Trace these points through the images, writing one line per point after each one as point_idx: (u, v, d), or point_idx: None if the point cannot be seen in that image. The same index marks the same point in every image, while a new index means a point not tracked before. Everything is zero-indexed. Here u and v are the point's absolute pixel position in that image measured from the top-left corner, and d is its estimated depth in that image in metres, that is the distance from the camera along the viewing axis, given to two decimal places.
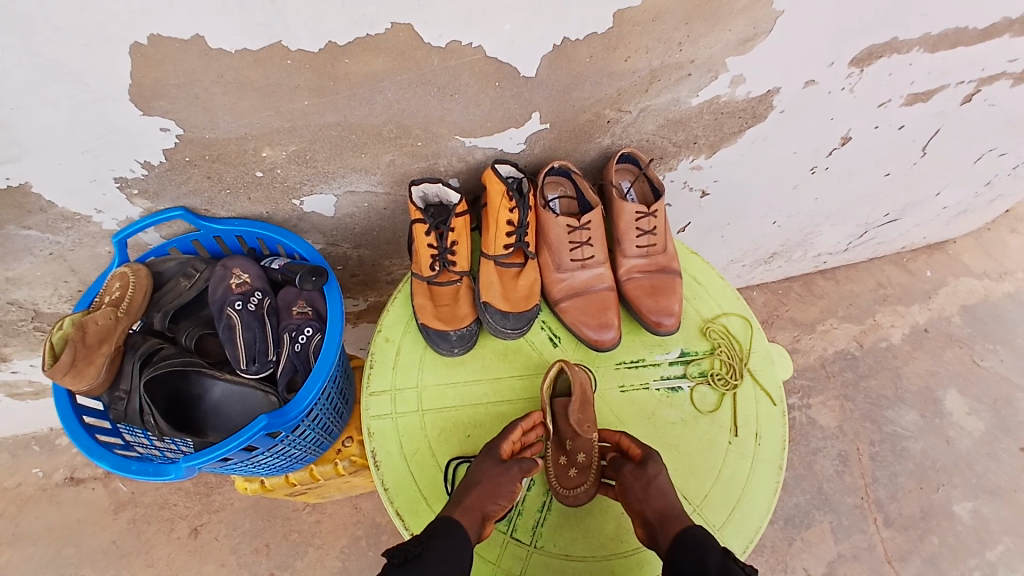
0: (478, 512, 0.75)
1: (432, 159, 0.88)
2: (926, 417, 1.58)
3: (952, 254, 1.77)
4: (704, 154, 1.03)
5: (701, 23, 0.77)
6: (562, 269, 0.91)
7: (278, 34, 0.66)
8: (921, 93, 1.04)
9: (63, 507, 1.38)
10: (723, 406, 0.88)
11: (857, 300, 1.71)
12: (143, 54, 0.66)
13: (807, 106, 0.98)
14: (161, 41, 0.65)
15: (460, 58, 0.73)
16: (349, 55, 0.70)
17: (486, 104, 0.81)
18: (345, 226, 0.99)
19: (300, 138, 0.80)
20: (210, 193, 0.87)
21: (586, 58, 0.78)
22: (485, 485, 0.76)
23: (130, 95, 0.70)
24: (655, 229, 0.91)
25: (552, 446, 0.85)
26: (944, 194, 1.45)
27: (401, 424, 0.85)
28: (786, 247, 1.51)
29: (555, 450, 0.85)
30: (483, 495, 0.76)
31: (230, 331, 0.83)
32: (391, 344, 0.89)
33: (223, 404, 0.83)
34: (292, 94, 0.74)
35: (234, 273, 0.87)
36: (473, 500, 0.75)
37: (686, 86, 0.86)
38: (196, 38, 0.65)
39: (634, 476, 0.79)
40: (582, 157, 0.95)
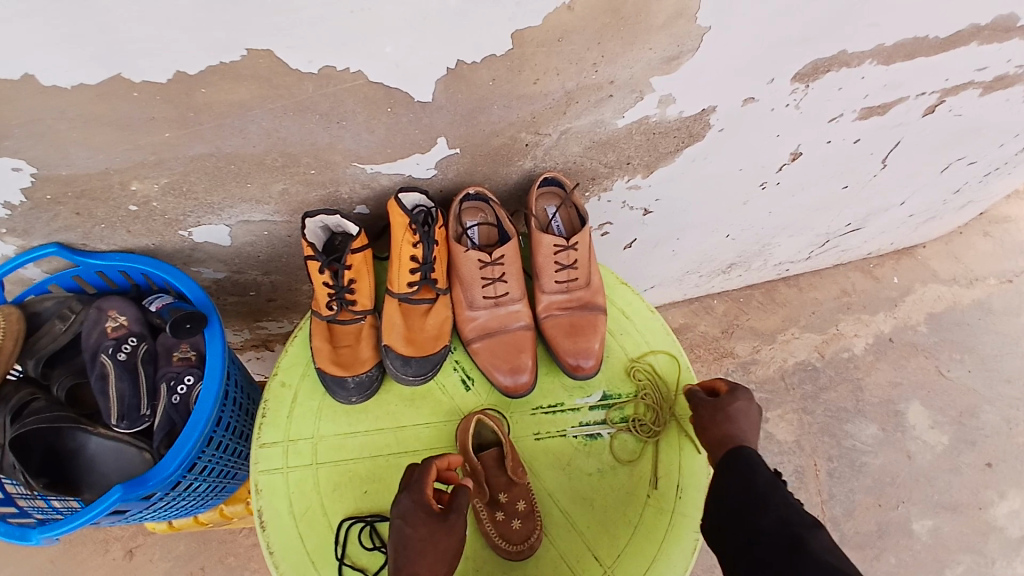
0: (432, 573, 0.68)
1: (331, 187, 0.80)
2: (887, 431, 1.53)
3: (920, 259, 1.70)
4: (640, 173, 0.95)
5: (616, 41, 0.68)
6: (474, 306, 0.85)
7: (117, 65, 0.57)
8: (877, 106, 0.96)
9: None
10: (643, 455, 0.83)
11: (820, 308, 1.64)
12: None
13: (748, 121, 0.89)
14: None
15: (339, 84, 0.64)
16: (206, 84, 0.61)
17: (382, 131, 0.72)
18: (247, 254, 0.91)
19: (172, 170, 0.71)
20: (84, 228, 0.78)
21: (488, 80, 0.69)
22: (429, 552, 0.68)
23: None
24: (575, 263, 0.84)
25: (486, 503, 0.77)
26: (908, 203, 1.38)
27: (293, 479, 0.78)
28: (743, 258, 1.43)
29: (490, 506, 0.77)
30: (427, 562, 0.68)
31: (102, 381, 0.78)
32: (288, 389, 0.83)
33: (98, 460, 0.76)
34: (149, 127, 0.65)
35: (108, 316, 0.80)
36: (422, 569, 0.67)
37: (609, 107, 0.78)
38: (27, 79, 0.57)
39: (705, 404, 0.79)
40: (503, 180, 0.87)
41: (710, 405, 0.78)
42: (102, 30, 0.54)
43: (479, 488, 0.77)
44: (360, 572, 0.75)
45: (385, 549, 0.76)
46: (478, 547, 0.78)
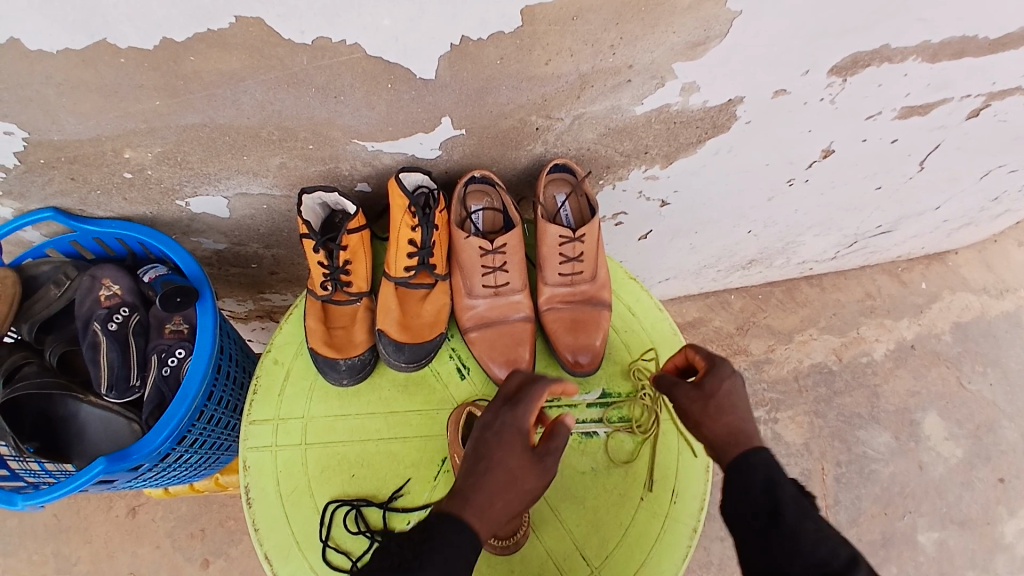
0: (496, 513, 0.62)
1: (330, 163, 0.77)
2: (900, 440, 1.47)
3: (954, 265, 1.62)
4: (658, 164, 0.90)
5: (635, 22, 0.63)
6: (473, 294, 0.81)
7: (100, 30, 0.54)
8: (919, 105, 0.88)
9: None
10: (639, 457, 0.80)
11: (842, 310, 1.58)
12: None
13: (776, 115, 0.83)
14: None
15: (334, 56, 0.60)
16: (194, 52, 0.58)
17: (383, 108, 0.68)
18: (247, 227, 0.89)
19: (164, 140, 0.69)
20: (80, 194, 0.77)
21: (495, 59, 0.64)
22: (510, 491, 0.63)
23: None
24: (580, 256, 0.81)
25: None
26: (946, 207, 1.29)
27: (281, 457, 0.77)
28: (765, 255, 1.36)
29: None
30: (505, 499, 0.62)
31: (94, 349, 0.77)
32: (280, 367, 0.81)
33: (87, 428, 0.76)
34: (138, 94, 0.62)
35: (102, 284, 0.79)
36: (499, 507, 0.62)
37: (626, 92, 0.73)
38: (11, 42, 0.55)
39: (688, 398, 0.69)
40: (511, 164, 0.83)
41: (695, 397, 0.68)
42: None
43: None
44: (343, 556, 0.74)
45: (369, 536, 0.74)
46: None
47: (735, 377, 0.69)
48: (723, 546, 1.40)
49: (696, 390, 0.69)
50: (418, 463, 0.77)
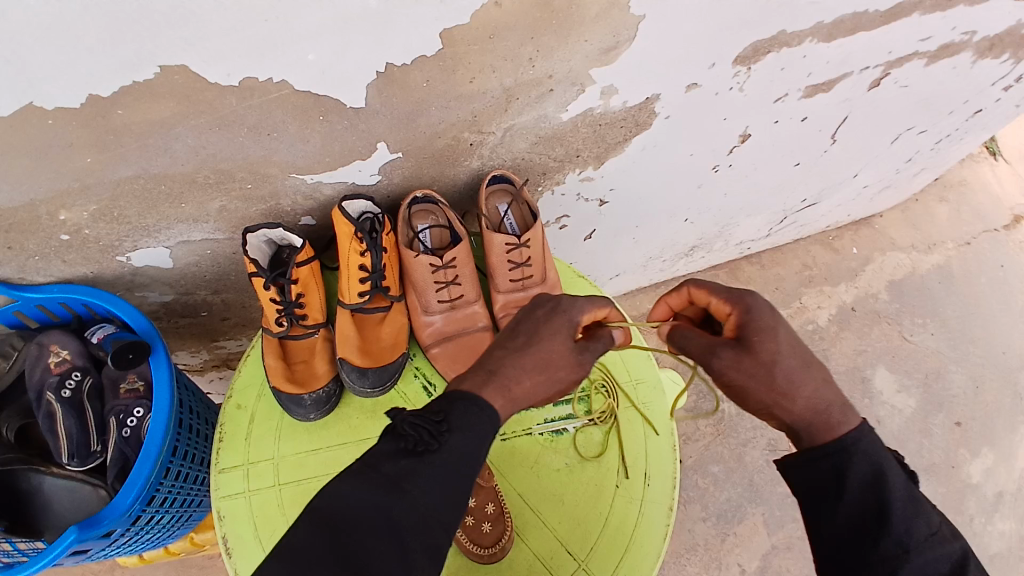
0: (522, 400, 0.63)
1: (271, 200, 0.77)
2: (855, 398, 1.56)
3: (879, 228, 1.74)
4: (591, 165, 0.95)
5: (551, 35, 0.67)
6: (430, 311, 0.83)
7: (25, 93, 0.54)
8: (821, 83, 0.96)
9: None
10: (609, 446, 0.82)
11: (784, 284, 1.67)
12: None
13: (694, 107, 0.89)
14: None
15: (265, 94, 0.62)
16: (121, 105, 0.58)
17: (318, 140, 0.70)
18: (193, 275, 0.88)
19: (99, 196, 0.68)
20: (16, 261, 0.74)
21: (423, 82, 0.67)
22: (541, 374, 0.64)
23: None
24: (528, 260, 0.84)
25: None
26: (861, 175, 1.40)
27: (255, 502, 0.76)
28: (704, 240, 1.43)
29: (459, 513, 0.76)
30: (536, 380, 0.64)
31: (48, 419, 0.74)
32: (244, 411, 0.80)
33: (53, 500, 0.75)
34: (68, 154, 0.62)
35: (50, 351, 0.76)
36: (527, 385, 0.63)
37: (552, 101, 0.77)
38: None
39: (734, 366, 0.63)
40: (451, 181, 0.85)
41: (749, 365, 0.63)
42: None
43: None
44: None
45: None
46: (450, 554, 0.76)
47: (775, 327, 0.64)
48: (708, 525, 1.44)
49: (748, 355, 0.63)
50: None
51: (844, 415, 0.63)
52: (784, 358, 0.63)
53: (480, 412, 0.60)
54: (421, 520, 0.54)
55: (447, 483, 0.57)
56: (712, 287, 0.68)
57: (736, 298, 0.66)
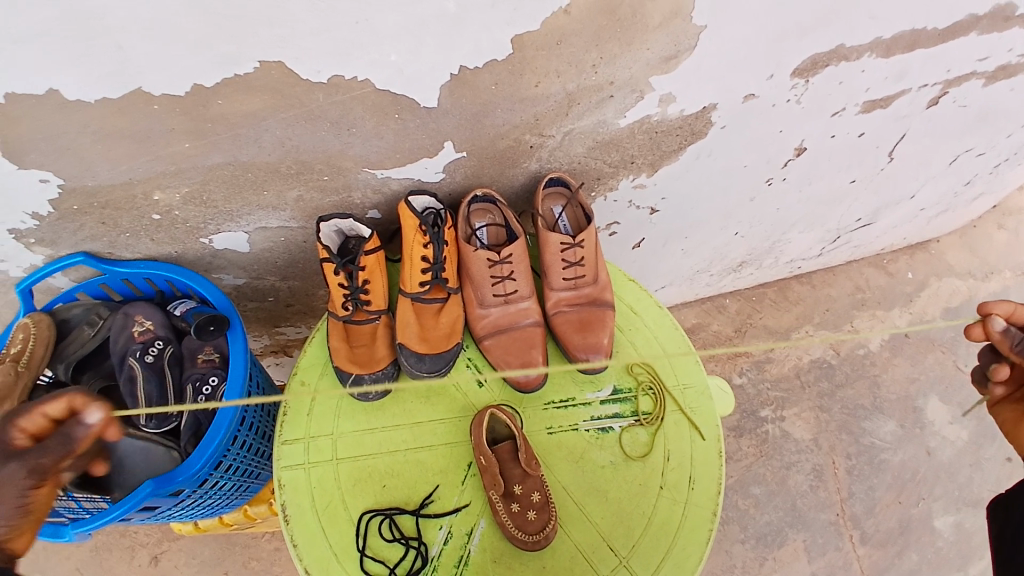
0: None
1: (343, 192, 0.83)
2: (906, 427, 1.50)
3: (936, 253, 1.68)
4: (645, 172, 0.97)
5: (614, 42, 0.71)
6: (485, 304, 0.87)
7: (135, 80, 0.61)
8: (880, 99, 0.96)
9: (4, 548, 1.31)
10: (655, 448, 0.83)
11: (834, 305, 1.63)
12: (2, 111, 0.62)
13: (749, 118, 0.90)
14: (16, 98, 0.61)
15: (348, 92, 0.67)
16: (221, 95, 0.64)
17: (391, 137, 0.75)
18: (265, 260, 0.94)
19: (191, 180, 0.75)
20: (109, 237, 0.82)
21: (491, 85, 0.72)
22: None
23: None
24: (582, 260, 0.86)
25: (502, 496, 0.77)
26: (919, 196, 1.37)
27: (313, 474, 0.80)
28: (754, 255, 1.42)
29: (506, 499, 0.77)
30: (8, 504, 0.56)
31: (131, 383, 0.81)
32: (306, 387, 0.85)
33: (127, 460, 0.79)
34: (168, 139, 0.68)
35: (135, 321, 0.83)
36: None
37: (610, 107, 0.80)
38: (51, 93, 0.61)
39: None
40: (509, 182, 0.89)
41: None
42: (118, 47, 0.57)
43: (496, 480, 0.77)
44: (380, 564, 0.77)
45: (403, 542, 0.77)
46: (494, 539, 0.78)
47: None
48: (746, 546, 1.41)
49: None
50: (445, 469, 0.81)
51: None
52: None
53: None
54: None
55: None
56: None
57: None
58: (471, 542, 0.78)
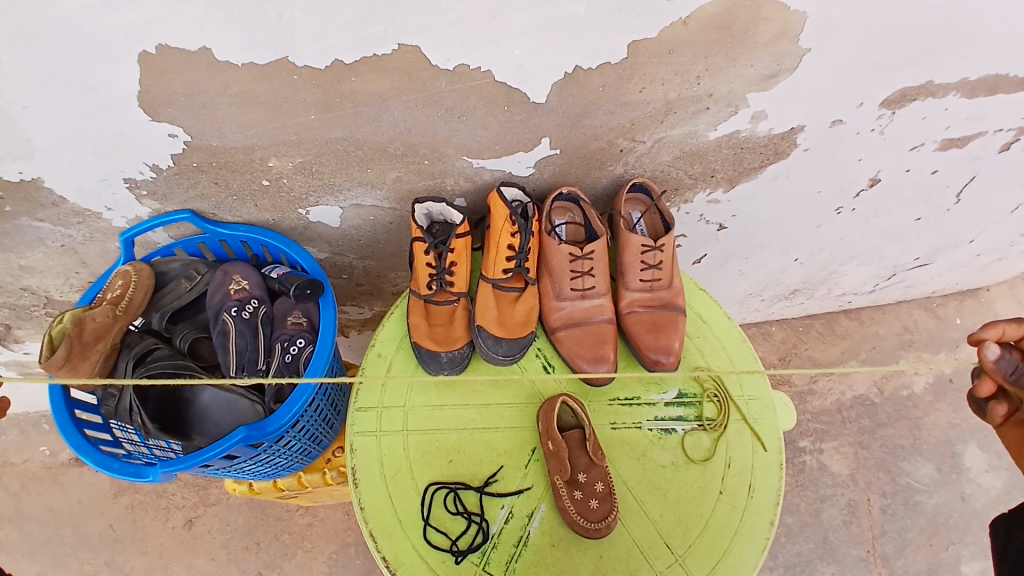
0: None
1: (439, 178, 0.87)
2: (944, 471, 1.46)
3: (985, 301, 1.59)
4: (721, 188, 0.99)
5: (721, 56, 0.74)
6: (562, 297, 0.90)
7: (285, 49, 0.66)
8: (957, 138, 0.96)
9: (55, 492, 1.35)
10: (717, 454, 0.85)
11: (882, 343, 1.56)
12: (152, 63, 0.67)
13: (832, 143, 0.92)
14: (168, 51, 0.66)
15: (469, 81, 0.72)
16: (356, 73, 0.69)
17: (495, 128, 0.79)
18: (351, 237, 0.99)
19: (307, 151, 0.80)
20: (217, 198, 0.88)
21: (599, 86, 0.76)
22: None
23: (137, 101, 0.71)
24: (660, 264, 0.89)
25: (566, 482, 0.80)
26: (978, 241, 1.32)
27: (384, 442, 0.84)
28: (808, 284, 1.40)
29: (569, 486, 0.80)
30: None
31: (224, 336, 0.85)
32: (383, 359, 0.89)
33: (210, 412, 0.82)
34: (298, 109, 0.74)
35: (232, 279, 0.87)
36: None
37: (704, 119, 0.84)
38: (203, 51, 0.66)
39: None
40: (592, 183, 0.93)
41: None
42: (276, 16, 0.62)
43: (561, 465, 0.80)
44: (443, 535, 0.80)
45: (467, 516, 0.80)
46: (554, 523, 0.81)
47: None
48: (774, 575, 1.39)
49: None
50: (510, 451, 0.84)
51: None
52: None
53: None
54: None
55: None
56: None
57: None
58: (532, 524, 0.81)
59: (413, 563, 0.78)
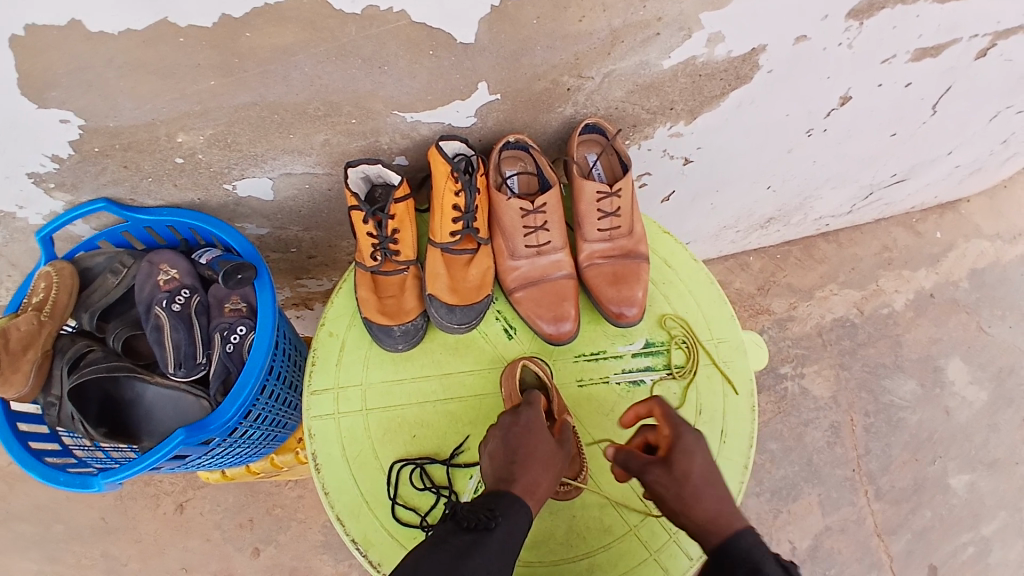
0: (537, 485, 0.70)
1: (371, 137, 0.79)
2: (926, 387, 1.43)
3: (964, 214, 1.54)
4: (683, 120, 0.92)
5: None
6: (516, 255, 0.84)
7: (163, 8, 0.57)
8: (931, 47, 0.88)
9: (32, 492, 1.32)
10: (687, 402, 0.83)
11: (860, 265, 1.51)
12: (25, 47, 0.59)
13: (800, 62, 0.84)
14: (39, 31, 0.58)
15: (383, 25, 0.63)
16: (251, 27, 0.60)
17: (424, 76, 0.71)
18: (289, 209, 0.92)
19: (216, 121, 0.72)
20: (131, 182, 0.79)
21: (533, 19, 0.67)
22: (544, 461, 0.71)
23: (19, 88, 0.63)
24: (618, 211, 0.83)
25: None
26: (957, 152, 1.26)
27: (343, 423, 0.81)
28: (783, 212, 1.34)
29: None
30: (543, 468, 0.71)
31: (157, 331, 0.80)
32: (335, 338, 0.84)
33: (156, 409, 0.78)
34: (195, 75, 0.65)
35: (160, 269, 0.82)
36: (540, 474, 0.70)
37: (655, 47, 0.76)
38: (74, 24, 0.58)
39: (663, 484, 0.69)
40: (542, 128, 0.86)
41: (670, 481, 0.69)
42: None
43: None
44: (412, 511, 0.78)
45: (435, 490, 0.78)
46: None
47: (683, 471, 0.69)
48: (760, 500, 1.37)
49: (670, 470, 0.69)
50: (475, 421, 0.82)
51: (728, 506, 0.69)
52: (701, 477, 0.69)
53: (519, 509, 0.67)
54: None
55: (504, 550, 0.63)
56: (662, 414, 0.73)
57: (677, 426, 0.72)
58: None
59: (383, 541, 0.77)
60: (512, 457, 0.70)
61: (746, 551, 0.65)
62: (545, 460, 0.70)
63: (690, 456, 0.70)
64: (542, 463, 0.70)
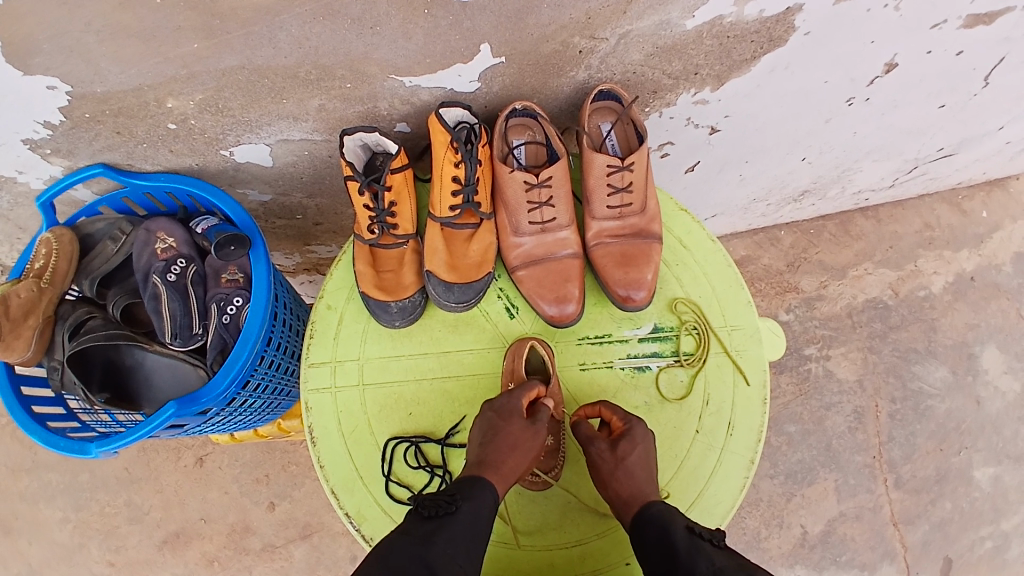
0: (506, 472, 0.70)
1: (369, 102, 0.75)
2: (958, 374, 1.35)
3: (1015, 192, 1.42)
4: (708, 86, 0.84)
5: None
6: (520, 232, 0.80)
7: None
8: (985, 14, 0.78)
9: None
10: (693, 392, 0.79)
11: (899, 243, 1.41)
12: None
13: (839, 26, 0.75)
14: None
15: None
16: None
17: (420, 38, 0.66)
18: (290, 176, 0.89)
19: (205, 85, 0.68)
20: (126, 147, 0.77)
21: None
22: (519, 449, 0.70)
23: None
24: (630, 186, 0.78)
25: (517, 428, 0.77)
26: (1010, 128, 1.14)
27: (339, 398, 0.79)
28: (819, 186, 1.24)
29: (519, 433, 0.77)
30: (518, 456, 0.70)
31: (155, 301, 0.80)
32: (333, 312, 0.82)
33: (154, 375, 0.79)
34: (177, 38, 0.62)
35: (157, 238, 0.81)
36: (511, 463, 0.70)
37: (677, 5, 0.68)
38: None
39: (603, 457, 0.72)
40: (553, 94, 0.80)
41: (610, 457, 0.71)
42: None
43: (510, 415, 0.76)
44: (405, 489, 0.77)
45: (429, 469, 0.77)
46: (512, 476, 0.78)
47: (630, 453, 0.71)
48: (774, 482, 1.32)
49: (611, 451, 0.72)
50: (472, 401, 0.79)
51: (650, 487, 0.71)
52: (637, 464, 0.71)
53: (484, 488, 0.67)
54: (449, 565, 0.59)
55: (470, 540, 0.62)
56: (615, 407, 0.75)
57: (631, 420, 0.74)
58: None
59: (376, 518, 0.77)
60: (482, 440, 0.71)
61: (656, 517, 0.67)
62: (509, 443, 0.70)
63: (635, 445, 0.72)
64: (505, 446, 0.70)
